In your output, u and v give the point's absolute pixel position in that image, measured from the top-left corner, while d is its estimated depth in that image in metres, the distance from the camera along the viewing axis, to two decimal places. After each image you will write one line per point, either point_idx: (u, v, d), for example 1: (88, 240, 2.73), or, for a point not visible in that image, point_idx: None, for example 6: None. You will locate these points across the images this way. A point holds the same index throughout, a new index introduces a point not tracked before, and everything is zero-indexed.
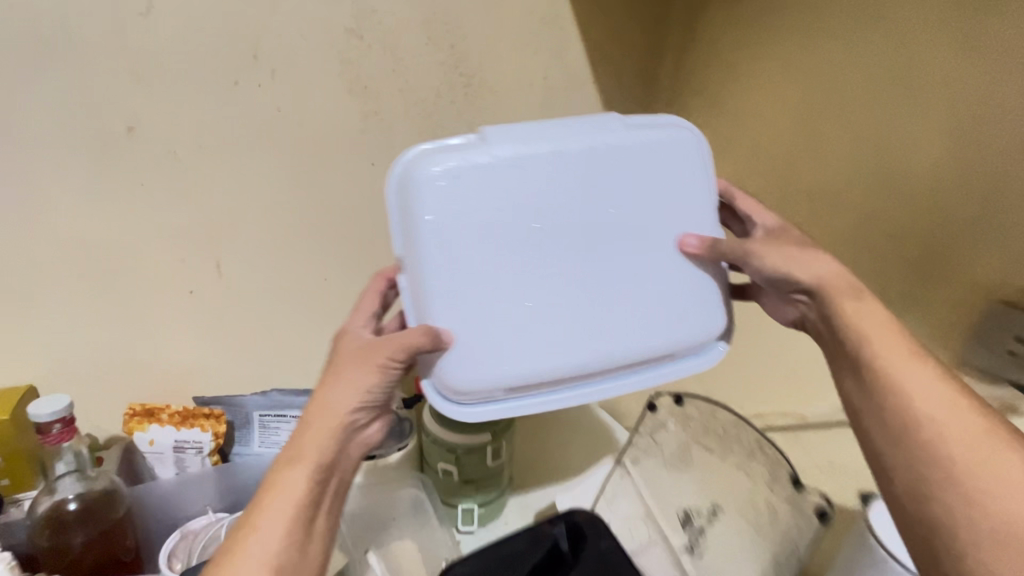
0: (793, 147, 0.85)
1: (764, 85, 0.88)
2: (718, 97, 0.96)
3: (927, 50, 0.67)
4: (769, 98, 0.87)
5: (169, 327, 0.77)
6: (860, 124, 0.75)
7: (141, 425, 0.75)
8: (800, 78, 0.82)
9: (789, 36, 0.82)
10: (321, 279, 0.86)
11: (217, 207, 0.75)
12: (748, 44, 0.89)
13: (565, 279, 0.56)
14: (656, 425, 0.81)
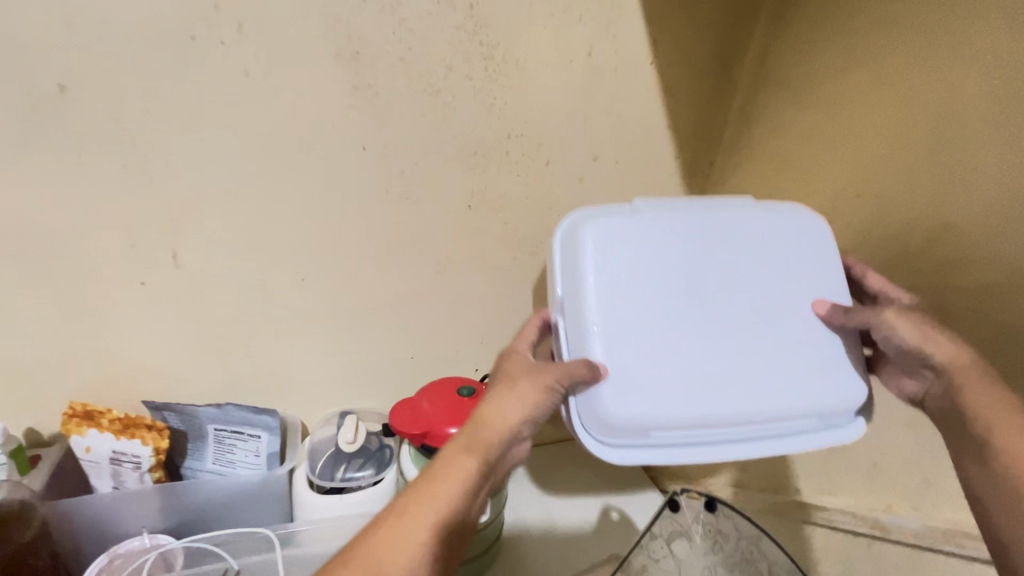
0: (882, 204, 0.66)
1: (838, 126, 0.70)
2: (784, 131, 0.77)
3: None
4: (845, 145, 0.70)
5: (118, 320, 0.68)
6: (976, 170, 0.56)
7: (79, 428, 0.66)
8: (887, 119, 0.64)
9: (870, 62, 0.65)
10: (300, 280, 0.74)
11: (173, 188, 0.63)
12: (815, 76, 0.72)
13: (712, 339, 0.56)
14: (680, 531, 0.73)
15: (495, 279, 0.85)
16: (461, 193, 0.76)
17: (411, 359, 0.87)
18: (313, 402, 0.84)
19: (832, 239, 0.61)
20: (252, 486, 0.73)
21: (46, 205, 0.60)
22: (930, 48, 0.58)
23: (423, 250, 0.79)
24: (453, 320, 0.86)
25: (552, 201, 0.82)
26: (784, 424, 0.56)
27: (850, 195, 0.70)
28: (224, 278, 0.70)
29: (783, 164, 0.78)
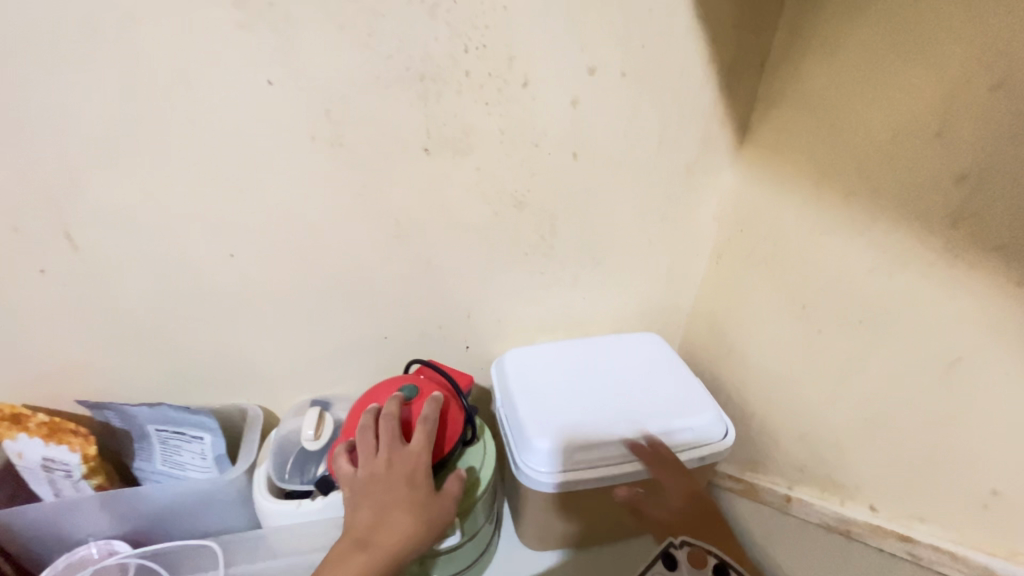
0: (912, 211, 0.50)
1: (818, 171, 0.60)
2: (811, 101, 0.60)
3: (890, 73, 0.51)
4: (829, 176, 0.59)
5: (32, 311, 0.60)
6: (887, 182, 0.52)
7: (8, 433, 0.60)
8: (824, 169, 0.59)
9: (803, 121, 0.61)
10: (228, 256, 0.62)
11: (45, 155, 0.52)
12: (796, 100, 0.62)
13: (587, 402, 0.69)
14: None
15: (474, 240, 0.69)
16: (412, 134, 0.59)
17: (386, 341, 0.74)
18: (277, 392, 0.73)
19: (657, 348, 0.78)
20: (202, 492, 0.65)
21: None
22: (817, 100, 0.59)
23: (375, 211, 0.63)
24: (429, 293, 0.71)
25: (537, 137, 0.63)
26: (605, 459, 0.64)
27: (890, 204, 0.52)
28: (131, 260, 0.59)
29: (821, 135, 0.59)
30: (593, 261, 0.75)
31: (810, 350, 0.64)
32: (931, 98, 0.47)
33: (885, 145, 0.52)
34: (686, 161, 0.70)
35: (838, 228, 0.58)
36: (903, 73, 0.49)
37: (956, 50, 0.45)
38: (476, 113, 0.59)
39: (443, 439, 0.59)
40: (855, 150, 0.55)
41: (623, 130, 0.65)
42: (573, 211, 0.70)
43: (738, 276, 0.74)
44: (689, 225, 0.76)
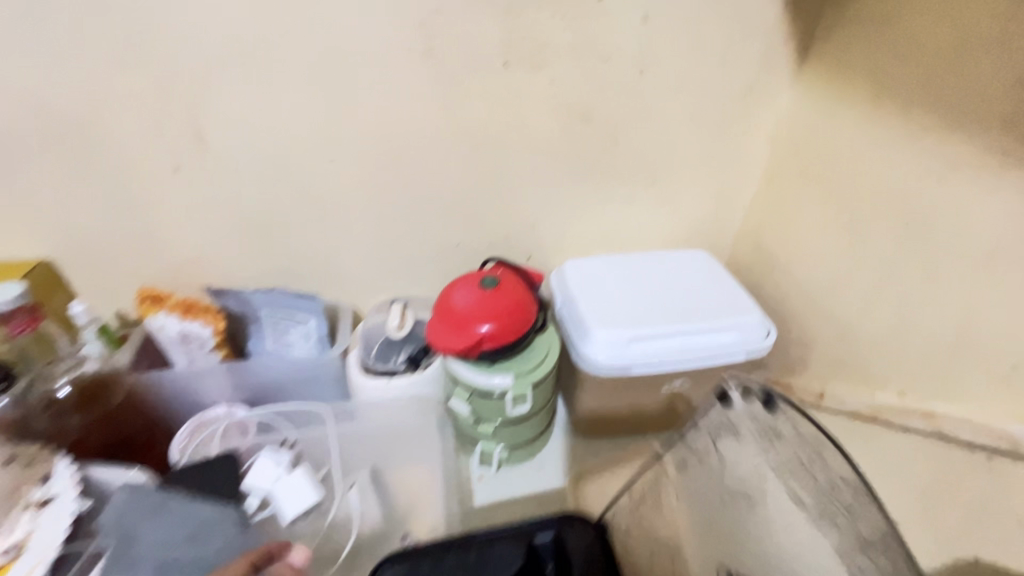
0: (967, 112, 0.54)
1: (879, 82, 0.63)
2: (877, 14, 0.62)
3: None
4: (888, 85, 0.62)
5: (165, 207, 0.69)
6: (947, 83, 0.55)
7: (150, 310, 0.71)
8: (885, 80, 0.62)
9: (868, 34, 0.64)
10: (326, 160, 0.69)
11: (184, 60, 0.60)
12: (863, 13, 0.64)
13: (644, 303, 0.76)
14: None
15: (544, 153, 0.74)
16: (495, 46, 0.64)
17: (458, 248, 0.81)
18: (361, 291, 0.83)
19: (709, 262, 0.83)
20: (307, 367, 0.76)
21: (61, 84, 0.60)
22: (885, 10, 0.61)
23: (455, 122, 0.69)
24: (500, 203, 0.78)
25: (607, 50, 0.67)
26: (661, 350, 0.71)
27: (948, 107, 0.56)
28: (248, 160, 0.67)
29: (886, 46, 0.62)
30: (651, 177, 0.80)
31: (855, 256, 0.68)
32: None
33: (949, 49, 0.55)
34: (748, 78, 0.73)
35: (893, 137, 0.62)
36: None
37: None
38: (555, 25, 0.64)
39: (520, 324, 0.65)
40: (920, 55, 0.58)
41: (691, 44, 0.69)
42: (636, 127, 0.74)
43: (790, 193, 0.78)
44: (743, 144, 0.79)
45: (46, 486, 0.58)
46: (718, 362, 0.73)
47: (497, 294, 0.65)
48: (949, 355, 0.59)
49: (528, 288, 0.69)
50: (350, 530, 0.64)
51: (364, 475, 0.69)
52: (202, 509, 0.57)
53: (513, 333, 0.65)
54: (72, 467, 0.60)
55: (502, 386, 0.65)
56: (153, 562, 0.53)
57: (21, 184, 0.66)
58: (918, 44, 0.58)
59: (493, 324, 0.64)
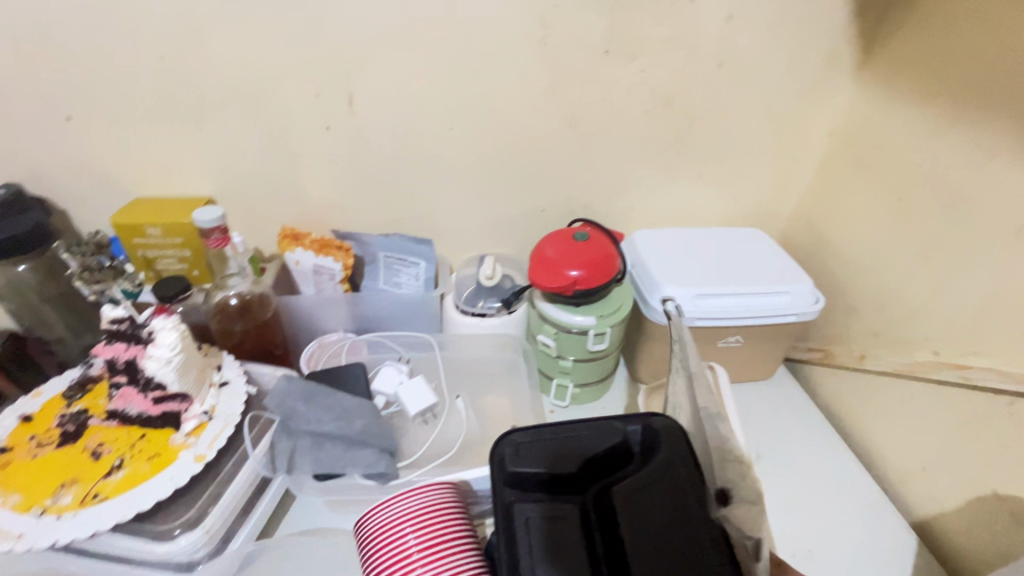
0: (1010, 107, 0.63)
1: (933, 80, 0.72)
2: (936, 22, 0.72)
3: None
4: (942, 83, 0.71)
5: (312, 160, 0.83)
6: (994, 83, 0.65)
7: (289, 246, 0.85)
8: (939, 79, 0.72)
9: (927, 40, 0.73)
10: (446, 128, 0.82)
11: (346, 39, 0.73)
12: (923, 20, 0.73)
13: (707, 268, 0.86)
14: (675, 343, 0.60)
15: (627, 133, 0.86)
16: (599, 37, 0.76)
17: (545, 212, 0.93)
18: (456, 245, 0.95)
19: (765, 239, 0.94)
20: (413, 303, 0.88)
21: (245, 54, 0.73)
22: (943, 19, 0.71)
23: (557, 101, 0.81)
24: (586, 174, 0.90)
25: (693, 43, 0.78)
26: (722, 307, 0.82)
27: (994, 103, 0.65)
28: (384, 125, 0.81)
29: (942, 49, 0.71)
30: (719, 160, 0.91)
31: (901, 235, 0.78)
32: None
33: (997, 54, 0.64)
34: (814, 75, 0.83)
35: (944, 129, 0.71)
36: None
37: None
38: (652, 21, 0.75)
39: (603, 274, 0.76)
40: (972, 59, 0.67)
41: (765, 44, 0.79)
42: (710, 114, 0.85)
43: (845, 180, 0.88)
44: (804, 134, 0.89)
45: (220, 372, 0.72)
46: (771, 322, 0.84)
47: (586, 245, 0.77)
48: (976, 317, 0.68)
49: (612, 246, 0.80)
50: (457, 433, 0.78)
51: (459, 395, 0.83)
52: (344, 400, 0.71)
53: (597, 280, 0.76)
54: (236, 362, 0.74)
55: (583, 323, 0.77)
56: (309, 433, 0.67)
57: (201, 136, 0.80)
58: (969, 48, 0.68)
59: (581, 271, 0.75)
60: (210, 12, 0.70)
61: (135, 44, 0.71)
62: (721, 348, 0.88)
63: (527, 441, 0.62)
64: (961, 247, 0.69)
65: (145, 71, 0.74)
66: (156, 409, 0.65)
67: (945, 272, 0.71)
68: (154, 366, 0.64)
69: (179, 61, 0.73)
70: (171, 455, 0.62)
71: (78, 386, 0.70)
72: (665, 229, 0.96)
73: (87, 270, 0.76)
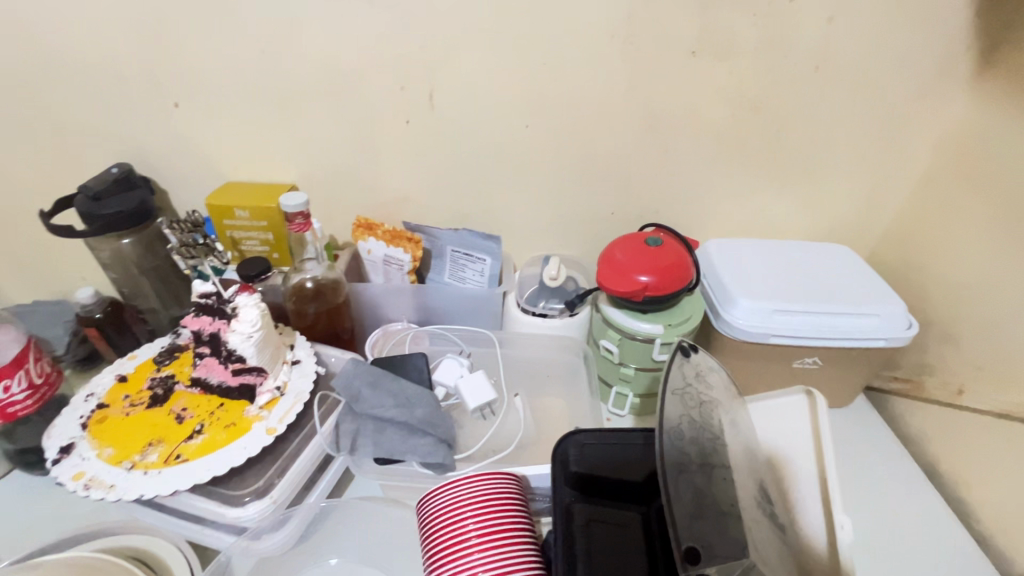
0: None
1: None
2: None
3: None
4: None
5: (390, 153, 0.85)
6: None
7: (362, 235, 0.87)
8: None
9: None
10: (523, 126, 0.82)
11: (433, 34, 0.75)
12: None
13: (787, 282, 0.81)
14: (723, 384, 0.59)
15: (707, 137, 0.82)
16: (687, 37, 0.74)
17: (615, 216, 0.91)
18: (522, 245, 0.95)
19: (853, 257, 0.87)
20: (476, 299, 0.89)
21: (337, 48, 0.76)
22: None
23: (637, 99, 0.79)
24: (661, 179, 0.87)
25: (788, 43, 0.74)
26: (801, 325, 0.77)
27: None
28: (461, 120, 0.82)
29: None
30: (805, 169, 0.85)
31: (1015, 260, 0.70)
32: None
33: None
34: (921, 82, 0.77)
35: None
36: None
37: None
38: (745, 20, 0.72)
39: (674, 283, 0.73)
40: None
41: (867, 46, 0.74)
42: (800, 119, 0.80)
43: (950, 197, 0.80)
44: (907, 144, 0.82)
45: (293, 351, 0.75)
46: (853, 345, 0.78)
47: (658, 251, 0.75)
48: None
49: (686, 254, 0.76)
50: (514, 431, 0.77)
51: (518, 393, 0.82)
52: (404, 388, 0.72)
53: (667, 288, 0.73)
54: (307, 342, 0.78)
55: (648, 331, 0.75)
56: (370, 416, 0.69)
57: (290, 126, 0.84)
58: None
59: (651, 277, 0.73)
60: (308, 5, 0.73)
61: (240, 35, 0.76)
62: (795, 370, 0.82)
63: (592, 444, 0.61)
64: None
65: (246, 60, 0.78)
66: (234, 380, 0.69)
67: None
68: (236, 341, 0.67)
69: (276, 50, 0.77)
70: (245, 425, 0.66)
71: (167, 354, 0.75)
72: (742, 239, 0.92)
73: (184, 246, 0.82)
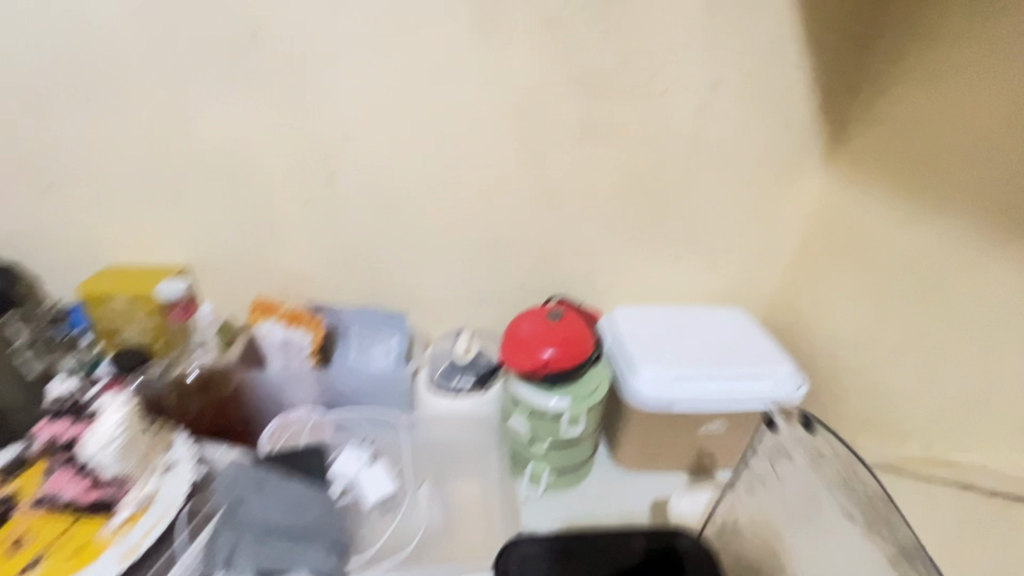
0: (977, 203, 0.64)
1: (899, 173, 0.75)
2: (899, 119, 0.75)
3: (969, 94, 0.65)
4: (910, 175, 0.73)
5: (291, 232, 0.83)
6: (960, 180, 0.66)
7: (258, 318, 0.81)
8: (904, 172, 0.74)
9: (890, 135, 0.76)
10: (427, 205, 0.83)
11: (331, 119, 0.76)
12: (885, 118, 0.77)
13: (686, 348, 0.84)
14: (776, 450, 0.61)
15: (604, 213, 0.87)
16: (576, 124, 0.79)
17: (523, 289, 0.92)
18: (433, 320, 0.93)
19: (747, 319, 0.92)
20: (383, 378, 0.84)
21: (232, 132, 0.75)
22: (907, 119, 0.74)
23: (536, 179, 0.83)
24: (565, 252, 0.90)
25: (666, 129, 0.81)
26: (702, 392, 0.79)
27: (962, 197, 0.66)
28: (363, 199, 0.82)
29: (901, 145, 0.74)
30: (696, 239, 0.91)
31: (880, 319, 0.77)
32: (1005, 111, 0.61)
33: (959, 153, 0.66)
34: (785, 163, 0.86)
35: (914, 218, 0.72)
36: (976, 96, 0.64)
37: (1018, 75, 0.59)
38: (627, 110, 0.79)
39: (575, 356, 0.74)
40: (936, 155, 0.69)
41: (735, 132, 0.82)
42: (685, 195, 0.87)
43: (822, 263, 0.88)
44: (780, 216, 0.91)
45: (169, 453, 0.67)
46: (752, 407, 0.81)
47: (562, 324, 0.75)
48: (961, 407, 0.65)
49: (586, 326, 0.78)
50: (415, 526, 0.73)
51: (424, 481, 0.78)
52: (297, 487, 0.66)
53: (570, 361, 0.74)
54: (190, 440, 0.69)
55: (557, 407, 0.74)
56: (256, 524, 0.62)
57: (180, 207, 0.80)
58: (930, 145, 0.70)
59: (555, 352, 0.73)
60: (200, 91, 0.73)
61: (125, 118, 0.74)
62: (702, 435, 0.83)
63: (535, 552, 0.62)
64: (938, 334, 0.68)
65: (132, 143, 0.75)
66: (89, 494, 0.61)
67: (926, 360, 0.70)
68: (92, 449, 0.61)
69: (166, 134, 0.75)
70: (96, 549, 0.58)
71: (6, 472, 0.63)
72: (645, 305, 0.95)
73: (42, 342, 0.78)
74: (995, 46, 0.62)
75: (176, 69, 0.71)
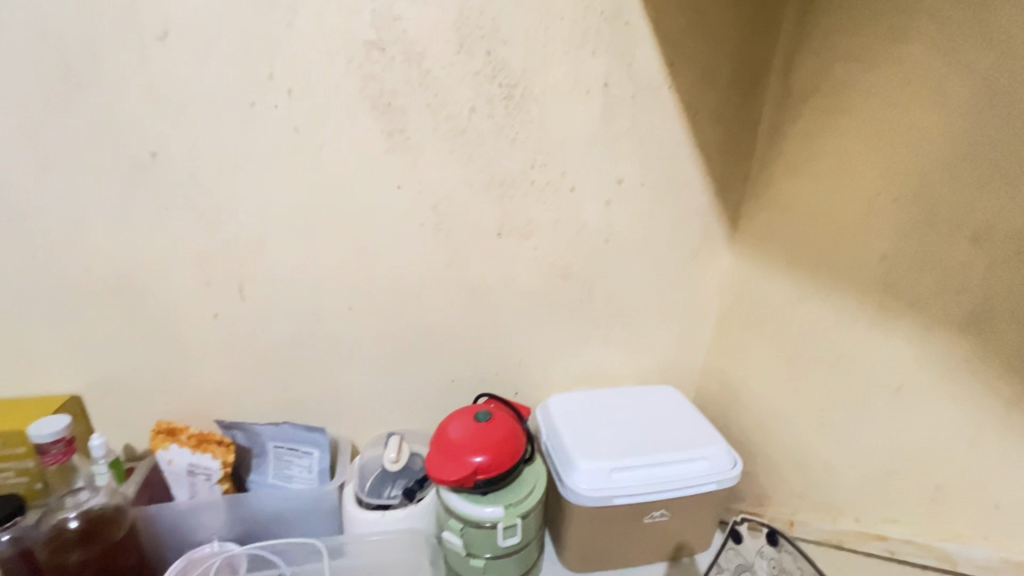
0: (861, 284, 0.69)
1: (786, 256, 0.81)
2: (778, 206, 0.81)
3: (832, 187, 0.72)
4: (794, 258, 0.79)
5: (198, 348, 0.78)
6: (841, 263, 0.71)
7: (163, 442, 0.76)
8: (789, 254, 0.80)
9: (772, 221, 0.83)
10: (346, 309, 0.81)
11: (238, 231, 0.74)
12: (767, 206, 0.84)
13: (621, 434, 0.83)
14: (741, 561, 0.77)
15: (527, 304, 0.88)
16: (491, 222, 0.81)
17: (453, 384, 0.90)
18: (359, 425, 0.88)
19: (678, 397, 0.93)
20: (304, 499, 0.78)
21: (131, 250, 0.72)
22: (782, 207, 0.80)
23: (457, 276, 0.83)
24: (492, 344, 0.89)
25: (578, 222, 0.84)
26: (639, 480, 0.77)
27: (845, 279, 0.71)
28: (277, 308, 0.79)
29: (785, 229, 0.80)
30: (620, 322, 0.93)
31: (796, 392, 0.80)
32: (866, 203, 0.67)
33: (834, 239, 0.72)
34: (692, 246, 0.91)
35: (808, 295, 0.77)
36: (838, 188, 0.71)
37: (872, 172, 0.66)
38: (539, 206, 0.82)
39: (506, 459, 0.71)
40: (814, 240, 0.75)
41: (643, 221, 0.87)
42: (604, 281, 0.89)
43: (738, 337, 0.92)
44: (695, 295, 0.95)
45: None
46: (690, 491, 0.79)
47: (490, 425, 0.73)
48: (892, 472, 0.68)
49: (515, 424, 0.76)
50: None
51: None
52: None
53: (500, 465, 0.70)
54: None
55: (491, 515, 0.70)
56: None
57: (72, 330, 0.74)
58: (808, 231, 0.76)
59: (484, 457, 0.70)
60: (94, 212, 0.70)
61: (7, 244, 0.69)
62: (646, 525, 0.81)
63: None
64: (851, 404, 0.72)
65: (15, 269, 0.70)
66: None
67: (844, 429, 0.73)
68: None
69: (56, 257, 0.71)
70: None
71: None
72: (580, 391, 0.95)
73: None
74: (843, 146, 0.70)
75: (68, 191, 0.68)
